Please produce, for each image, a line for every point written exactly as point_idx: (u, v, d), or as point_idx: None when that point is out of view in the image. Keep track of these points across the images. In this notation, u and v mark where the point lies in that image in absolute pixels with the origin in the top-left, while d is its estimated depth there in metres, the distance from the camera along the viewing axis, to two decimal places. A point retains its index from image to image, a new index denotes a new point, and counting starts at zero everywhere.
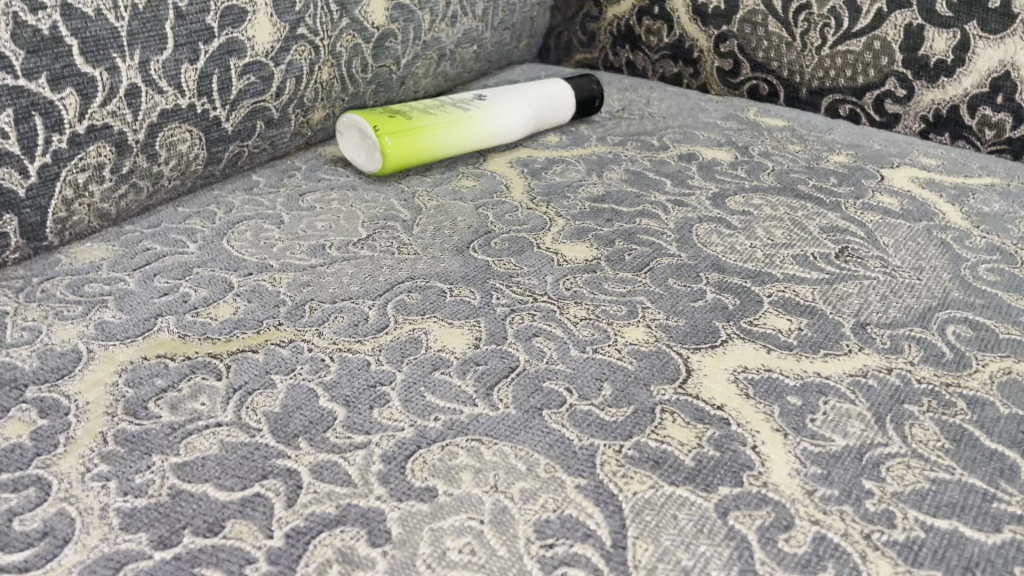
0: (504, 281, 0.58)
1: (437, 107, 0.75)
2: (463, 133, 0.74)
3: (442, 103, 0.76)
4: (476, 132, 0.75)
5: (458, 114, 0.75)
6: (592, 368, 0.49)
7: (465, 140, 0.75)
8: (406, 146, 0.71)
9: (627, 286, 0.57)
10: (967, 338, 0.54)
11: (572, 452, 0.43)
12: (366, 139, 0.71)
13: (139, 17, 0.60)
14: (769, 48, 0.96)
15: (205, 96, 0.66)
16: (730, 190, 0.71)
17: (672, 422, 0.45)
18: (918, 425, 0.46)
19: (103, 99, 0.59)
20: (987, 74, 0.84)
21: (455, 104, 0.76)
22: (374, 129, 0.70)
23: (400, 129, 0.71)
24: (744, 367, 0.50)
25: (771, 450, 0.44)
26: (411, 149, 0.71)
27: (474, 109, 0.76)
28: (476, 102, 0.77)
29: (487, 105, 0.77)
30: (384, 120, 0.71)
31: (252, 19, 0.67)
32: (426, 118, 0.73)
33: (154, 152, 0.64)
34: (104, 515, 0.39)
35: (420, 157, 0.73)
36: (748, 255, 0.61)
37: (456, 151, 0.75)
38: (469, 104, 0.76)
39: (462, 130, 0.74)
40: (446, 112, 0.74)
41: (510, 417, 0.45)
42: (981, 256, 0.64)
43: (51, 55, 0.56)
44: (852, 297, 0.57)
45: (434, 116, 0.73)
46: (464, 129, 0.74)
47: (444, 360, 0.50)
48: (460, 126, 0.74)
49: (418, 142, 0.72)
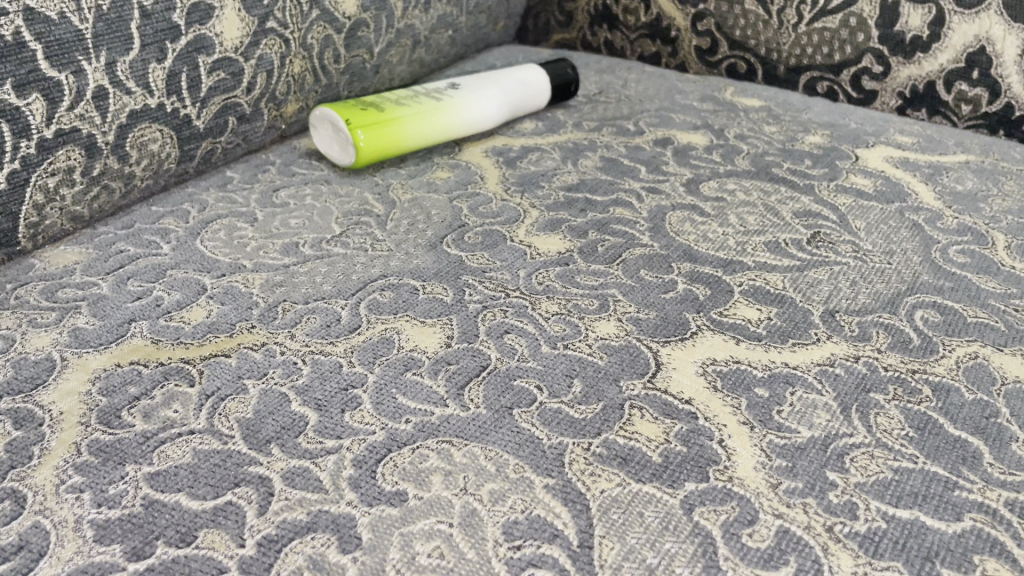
0: (477, 276, 0.58)
1: (410, 97, 0.74)
2: (437, 124, 0.74)
3: (415, 93, 0.75)
4: (450, 123, 0.75)
5: (432, 105, 0.74)
6: (562, 365, 0.50)
7: (437, 132, 0.75)
8: (379, 140, 0.71)
9: (598, 279, 0.58)
10: (935, 322, 0.55)
11: (541, 452, 0.44)
12: (339, 133, 0.71)
13: (103, 18, 0.60)
14: (746, 26, 0.95)
15: (175, 95, 0.65)
16: (704, 176, 0.71)
17: (640, 418, 0.46)
18: (884, 414, 0.47)
19: (71, 103, 0.59)
20: (963, 49, 0.84)
21: (428, 94, 0.75)
22: (347, 123, 0.70)
23: (374, 123, 0.71)
24: (713, 360, 0.50)
25: (737, 444, 0.44)
26: (383, 142, 0.71)
27: (448, 98, 0.75)
28: (450, 91, 0.76)
29: (462, 93, 0.77)
30: (357, 113, 0.71)
31: (219, 15, 0.67)
32: (400, 110, 0.72)
33: (125, 153, 0.64)
34: (78, 527, 0.40)
35: (392, 150, 0.72)
36: (720, 243, 0.62)
37: (430, 143, 0.75)
38: (442, 93, 0.76)
39: (436, 121, 0.74)
40: (420, 103, 0.74)
41: (480, 417, 0.46)
42: (952, 237, 0.64)
43: (15, 61, 0.55)
44: (822, 285, 0.57)
45: (409, 108, 0.73)
46: (437, 120, 0.74)
47: (416, 361, 0.50)
48: (434, 116, 0.74)
49: (392, 135, 0.71)
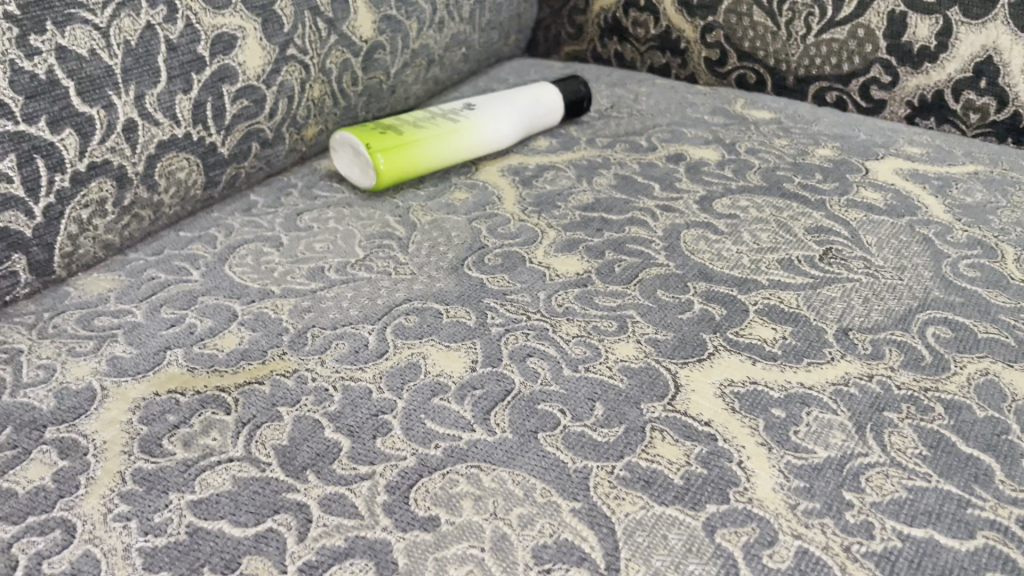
0: (498, 299, 0.60)
1: (427, 119, 0.76)
2: (454, 145, 0.76)
3: (432, 114, 0.77)
4: (467, 143, 0.77)
5: (449, 126, 0.76)
6: (584, 388, 0.51)
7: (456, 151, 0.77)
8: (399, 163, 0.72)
9: (617, 300, 0.59)
10: (946, 339, 0.56)
11: (566, 476, 0.45)
12: (359, 156, 0.73)
13: (132, 53, 0.61)
14: (755, 37, 0.96)
15: (200, 124, 0.67)
16: (717, 193, 0.73)
17: (661, 441, 0.47)
18: (898, 433, 0.49)
19: (102, 136, 0.60)
20: (971, 59, 0.86)
21: (445, 115, 0.77)
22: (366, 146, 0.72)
23: (393, 146, 0.72)
24: (730, 381, 0.52)
25: (756, 465, 0.46)
26: (403, 164, 0.73)
27: (464, 119, 0.77)
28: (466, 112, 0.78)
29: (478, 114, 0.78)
30: (375, 137, 0.73)
31: (241, 45, 0.69)
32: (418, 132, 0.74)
33: (154, 182, 0.65)
34: (127, 555, 0.42)
35: (412, 171, 0.74)
36: (735, 262, 0.63)
37: (449, 163, 0.76)
38: (459, 114, 0.78)
39: (454, 142, 0.76)
40: (437, 125, 0.76)
41: (507, 442, 0.47)
42: (962, 251, 0.66)
43: (49, 98, 0.57)
44: (835, 302, 0.59)
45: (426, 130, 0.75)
46: (455, 141, 0.76)
47: (443, 386, 0.52)
48: (452, 137, 0.76)
49: (412, 157, 0.73)
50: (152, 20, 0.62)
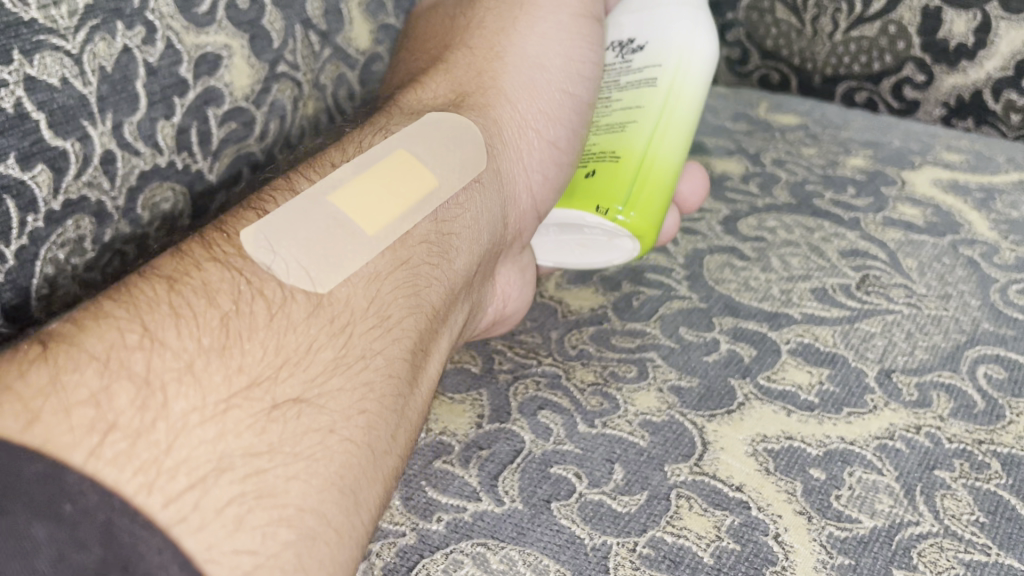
0: (508, 340, 0.56)
1: (607, 151, 0.60)
2: (625, 135, 0.60)
3: (605, 140, 0.61)
4: (631, 108, 0.61)
5: (613, 143, 0.60)
6: (601, 449, 0.47)
7: (689, 53, 0.60)
8: (661, 182, 0.59)
9: (636, 339, 0.55)
10: (999, 380, 0.51)
11: (583, 555, 0.41)
12: (597, 231, 0.59)
13: (108, 79, 0.53)
14: (778, 35, 0.88)
15: (186, 151, 0.59)
16: (742, 212, 0.68)
17: (688, 512, 0.43)
18: (952, 497, 0.43)
19: (78, 171, 0.52)
20: (1011, 57, 0.77)
21: (608, 126, 0.61)
22: (597, 212, 0.58)
23: (633, 182, 0.58)
24: (763, 436, 0.47)
25: (795, 539, 0.41)
26: (640, 196, 0.58)
27: (618, 104, 0.62)
28: (639, 61, 0.62)
29: (657, 44, 0.61)
30: (567, 193, 0.60)
31: (228, 64, 0.60)
32: (635, 137, 0.59)
33: (137, 217, 0.57)
34: None
35: (644, 183, 0.58)
36: (764, 293, 0.59)
37: (694, 123, 0.60)
38: (616, 103, 0.62)
39: (659, 84, 0.60)
40: (615, 111, 0.62)
41: (516, 514, 0.43)
42: (1011, 274, 0.60)
43: (18, 133, 0.49)
44: (875, 339, 0.54)
45: (597, 139, 0.61)
46: (624, 136, 0.60)
47: (446, 447, 0.47)
48: (670, 102, 0.60)
49: (659, 163, 0.59)
50: (130, 43, 0.54)
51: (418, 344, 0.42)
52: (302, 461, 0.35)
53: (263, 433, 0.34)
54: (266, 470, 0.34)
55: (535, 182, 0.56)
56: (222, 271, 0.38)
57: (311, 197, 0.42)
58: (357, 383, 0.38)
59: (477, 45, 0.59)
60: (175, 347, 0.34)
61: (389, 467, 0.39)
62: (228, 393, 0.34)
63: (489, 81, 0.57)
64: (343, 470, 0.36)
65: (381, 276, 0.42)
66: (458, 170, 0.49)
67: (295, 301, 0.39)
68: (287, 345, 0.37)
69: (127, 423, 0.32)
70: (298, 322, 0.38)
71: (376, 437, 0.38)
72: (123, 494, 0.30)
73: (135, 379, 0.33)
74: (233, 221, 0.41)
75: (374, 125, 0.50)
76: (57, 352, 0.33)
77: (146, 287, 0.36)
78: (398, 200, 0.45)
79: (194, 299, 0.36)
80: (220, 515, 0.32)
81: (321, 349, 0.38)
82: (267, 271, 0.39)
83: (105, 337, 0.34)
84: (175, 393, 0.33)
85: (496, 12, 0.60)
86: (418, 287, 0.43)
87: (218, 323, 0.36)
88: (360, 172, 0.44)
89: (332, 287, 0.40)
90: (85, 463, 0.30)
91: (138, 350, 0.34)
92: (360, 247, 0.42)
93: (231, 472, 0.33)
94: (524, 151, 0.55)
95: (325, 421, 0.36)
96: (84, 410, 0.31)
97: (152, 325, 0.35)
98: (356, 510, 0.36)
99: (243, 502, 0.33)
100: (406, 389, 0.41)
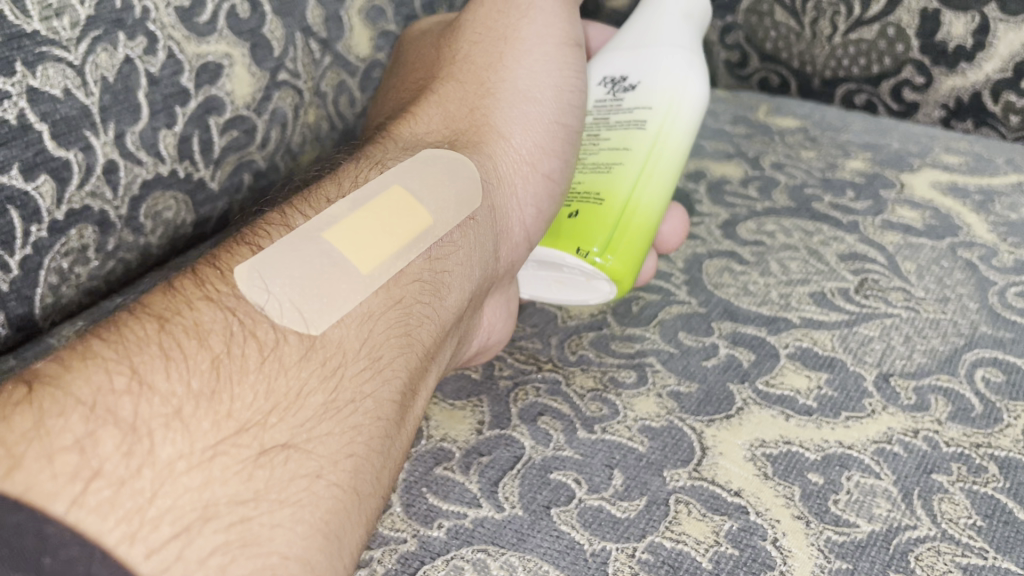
0: (509, 347, 0.56)
1: (592, 193, 0.61)
2: (611, 177, 0.61)
3: (591, 180, 0.61)
4: (619, 149, 0.62)
5: (598, 184, 0.61)
6: (601, 454, 0.47)
7: (679, 100, 0.62)
8: (644, 226, 0.59)
9: (635, 345, 0.55)
10: (997, 383, 0.51)
11: (583, 560, 0.41)
12: (576, 271, 0.59)
13: (110, 90, 0.54)
14: (777, 38, 0.88)
15: (188, 160, 0.59)
16: (741, 216, 0.69)
17: (687, 516, 0.43)
18: (949, 500, 0.44)
19: (81, 181, 0.53)
20: (1010, 58, 0.77)
21: (595, 166, 0.62)
22: (576, 254, 0.59)
23: (615, 226, 0.59)
24: (762, 441, 0.47)
25: (793, 544, 0.42)
26: (619, 242, 0.58)
27: (607, 142, 0.62)
28: (631, 100, 0.63)
29: (649, 86, 0.62)
30: (550, 233, 0.60)
31: (229, 74, 0.60)
32: (622, 179, 0.60)
33: (140, 225, 0.58)
34: None
35: (625, 232, 0.59)
36: (762, 297, 0.59)
37: (679, 171, 0.62)
38: (605, 143, 0.62)
39: (648, 129, 0.61)
40: (603, 148, 0.62)
41: (516, 520, 0.43)
42: (1010, 276, 0.60)
43: (21, 144, 0.50)
44: (874, 343, 0.54)
45: (584, 175, 0.62)
46: (611, 177, 0.61)
47: (446, 453, 0.48)
48: (657, 148, 0.61)
49: (642, 209, 0.60)
50: (131, 53, 0.54)
51: (406, 384, 0.43)
52: (288, 508, 0.35)
53: (249, 480, 0.35)
54: (251, 518, 0.34)
55: (528, 215, 0.57)
56: (214, 312, 0.38)
57: (305, 235, 0.43)
58: (345, 427, 0.39)
59: (467, 78, 0.59)
60: (164, 391, 0.35)
61: (372, 508, 0.39)
62: (216, 440, 0.35)
63: (481, 117, 0.57)
64: (328, 516, 0.36)
65: (374, 314, 0.43)
66: (454, 202, 0.50)
67: (287, 344, 0.39)
68: (277, 390, 0.37)
69: (113, 471, 0.32)
70: (290, 365, 0.38)
71: (362, 479, 0.38)
72: (104, 545, 0.30)
73: (122, 426, 0.33)
74: (227, 257, 0.41)
75: (369, 159, 0.51)
76: (42, 394, 0.33)
77: (135, 326, 0.36)
78: (396, 237, 0.45)
79: (184, 340, 0.37)
80: (203, 565, 0.32)
81: (311, 393, 0.38)
82: (259, 311, 0.39)
83: (92, 380, 0.34)
84: (162, 439, 0.33)
85: (483, 41, 0.61)
86: (408, 329, 0.44)
87: (208, 366, 0.36)
88: (357, 210, 0.45)
89: (326, 327, 0.40)
90: (66, 514, 0.30)
91: (126, 395, 0.34)
92: (354, 287, 0.42)
93: (216, 520, 0.33)
94: (515, 183, 0.56)
95: (311, 467, 0.37)
96: (69, 457, 0.31)
97: (141, 367, 0.35)
98: (340, 556, 0.36)
99: (228, 552, 0.33)
100: (392, 430, 0.41)
